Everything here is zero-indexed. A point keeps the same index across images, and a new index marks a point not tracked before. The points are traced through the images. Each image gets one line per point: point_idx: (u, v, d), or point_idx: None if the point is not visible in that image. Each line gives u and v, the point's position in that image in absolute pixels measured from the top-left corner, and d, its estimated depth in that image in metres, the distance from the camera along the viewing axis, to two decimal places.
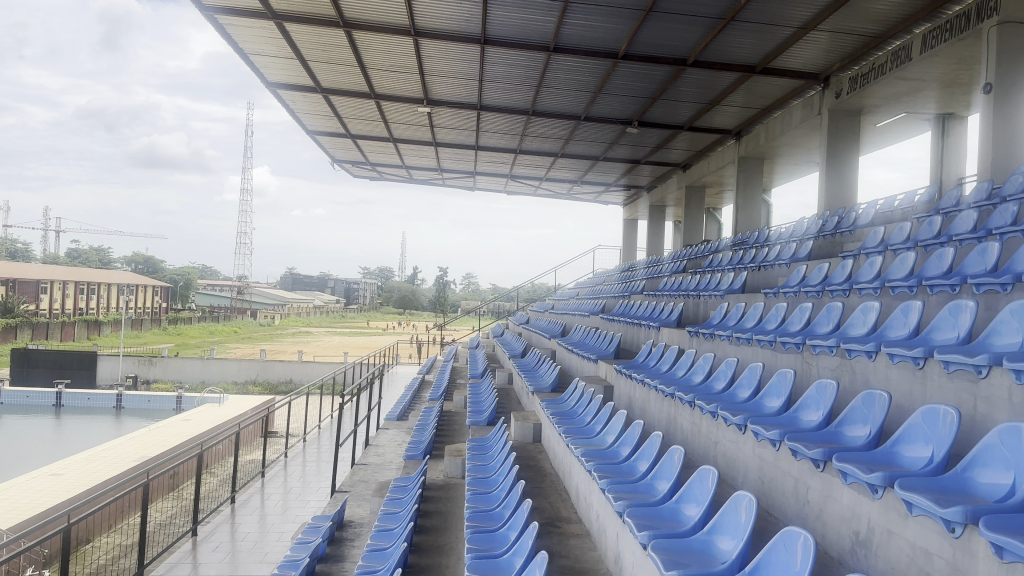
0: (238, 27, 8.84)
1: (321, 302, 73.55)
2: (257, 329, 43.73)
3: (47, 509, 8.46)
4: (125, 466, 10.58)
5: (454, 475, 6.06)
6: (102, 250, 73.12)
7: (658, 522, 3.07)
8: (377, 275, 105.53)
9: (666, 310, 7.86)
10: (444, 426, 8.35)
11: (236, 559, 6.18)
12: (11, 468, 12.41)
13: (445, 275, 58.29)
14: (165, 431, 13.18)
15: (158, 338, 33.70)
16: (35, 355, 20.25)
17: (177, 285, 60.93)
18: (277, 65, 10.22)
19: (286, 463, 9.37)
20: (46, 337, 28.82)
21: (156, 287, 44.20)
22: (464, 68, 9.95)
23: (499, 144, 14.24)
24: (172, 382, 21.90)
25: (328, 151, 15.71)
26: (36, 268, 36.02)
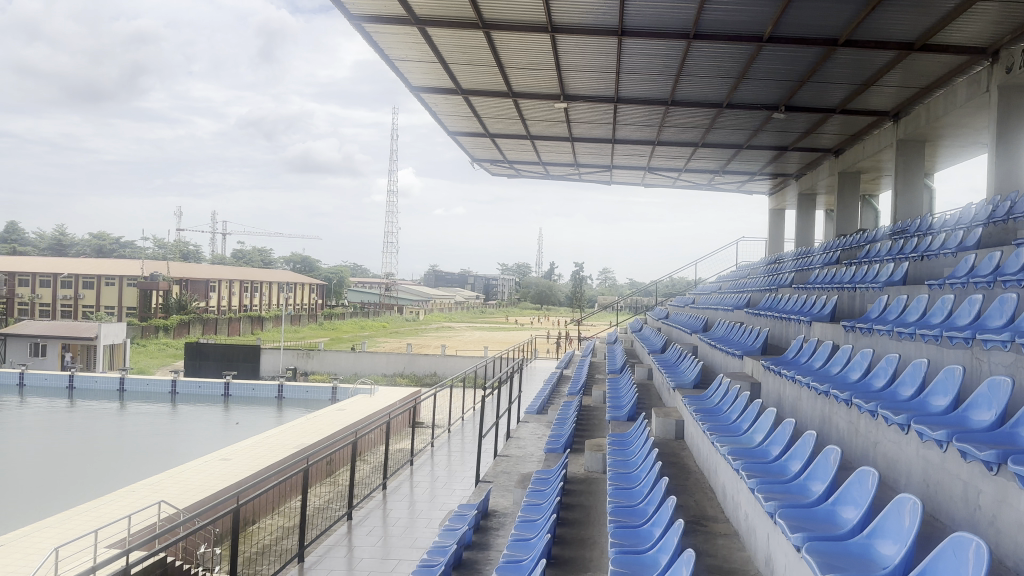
0: (383, 34, 9.26)
1: (462, 298, 75.72)
2: (403, 323, 45.65)
3: (218, 491, 9.26)
4: (285, 452, 11.39)
5: (595, 470, 6.08)
6: (263, 251, 78.97)
7: (812, 524, 2.95)
8: (515, 272, 107.36)
9: (816, 304, 7.48)
10: (584, 420, 8.38)
11: (388, 543, 6.49)
12: (187, 453, 13.68)
13: (583, 270, 58.36)
14: (320, 421, 14.05)
15: (314, 333, 35.99)
16: (206, 348, 22.18)
17: (330, 283, 64.73)
18: (419, 70, 10.62)
19: (432, 453, 9.76)
20: (215, 332, 31.51)
21: (312, 285, 47.13)
22: (601, 60, 9.90)
23: (636, 137, 14.04)
24: (327, 374, 23.26)
25: (468, 151, 16.14)
26: (206, 268, 39.32)
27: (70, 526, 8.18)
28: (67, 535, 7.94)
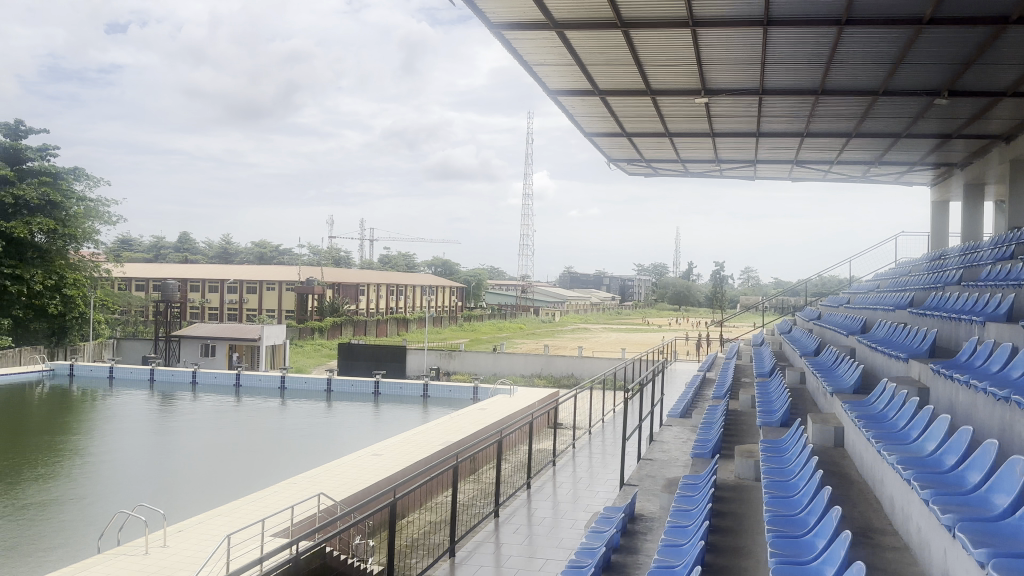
0: (522, 40, 9.39)
1: (599, 299, 75.43)
2: (541, 325, 46.07)
3: (371, 485, 9.73)
4: (432, 449, 11.79)
5: (746, 477, 5.87)
6: (407, 255, 82.27)
7: (998, 540, 2.69)
8: (652, 272, 105.67)
9: (992, 301, 6.84)
10: (731, 425, 8.11)
11: (535, 542, 6.56)
12: (342, 448, 14.49)
13: (723, 270, 56.53)
14: (464, 419, 14.43)
15: (455, 334, 37.07)
16: (357, 349, 23.39)
17: (469, 286, 66.46)
18: (557, 73, 10.69)
19: (574, 454, 9.78)
20: (365, 334, 33.16)
21: (452, 288, 48.56)
22: (744, 52, 9.56)
23: (782, 130, 13.46)
24: (468, 374, 23.85)
25: (605, 151, 16.06)
26: (356, 272, 41.45)
27: (240, 514, 8.85)
28: (238, 522, 8.60)
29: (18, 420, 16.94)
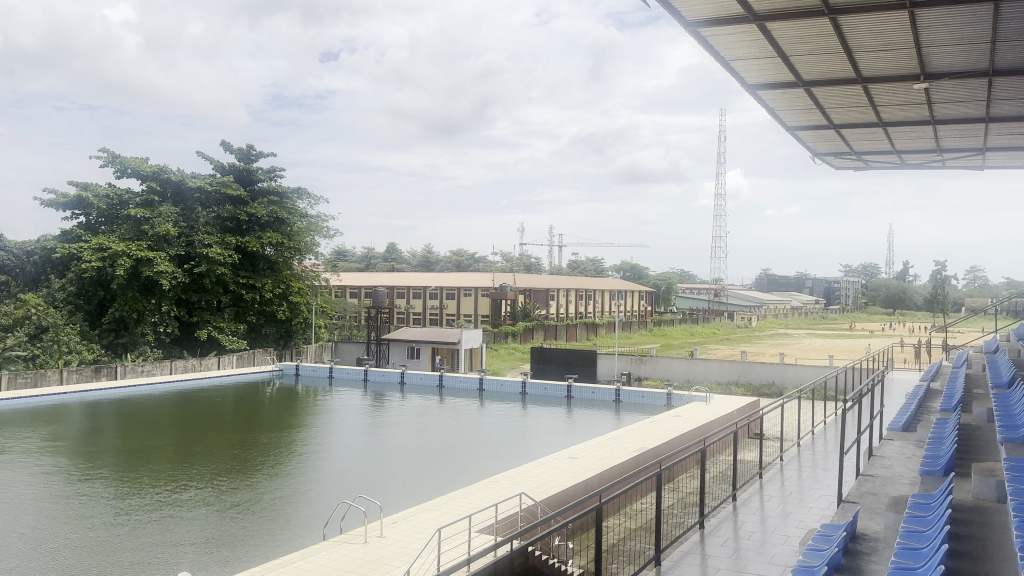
0: (720, 36, 9.13)
1: (798, 303, 71.21)
2: (736, 330, 44.31)
3: (571, 489, 9.87)
4: (629, 455, 11.75)
5: (987, 498, 5.28)
6: (596, 260, 82.64)
7: None
8: (859, 274, 98.03)
9: None
10: (965, 440, 7.33)
11: (743, 557, 6.32)
12: (540, 450, 14.85)
13: (944, 270, 51.18)
14: (660, 426, 14.24)
15: (646, 339, 36.67)
16: (550, 353, 23.87)
17: (660, 290, 65.45)
18: (757, 68, 10.27)
19: (782, 467, 9.31)
20: (556, 338, 33.78)
21: (642, 292, 48.09)
22: (972, 31, 8.63)
23: (1018, 113, 11.98)
24: (661, 380, 23.46)
25: (809, 147, 15.17)
26: (547, 278, 42.30)
27: (448, 509, 9.35)
28: (446, 518, 9.10)
29: (256, 415, 19.09)
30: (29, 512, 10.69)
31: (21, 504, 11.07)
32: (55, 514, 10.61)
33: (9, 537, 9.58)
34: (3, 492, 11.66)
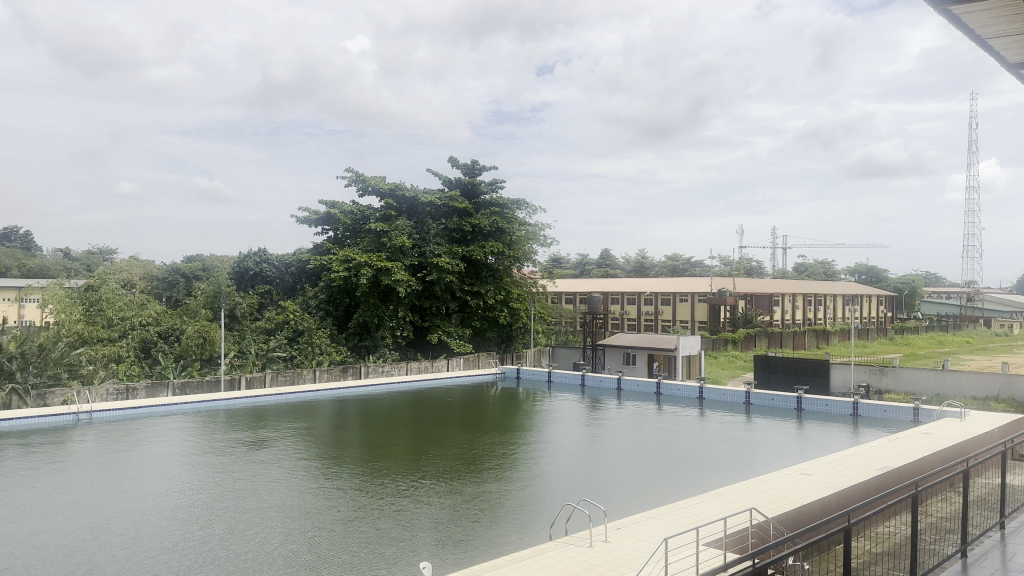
0: (974, 13, 8.10)
1: None
2: (996, 338, 39.09)
3: (814, 506, 9.19)
4: (873, 473, 10.76)
5: None
6: (825, 263, 77.12)
7: None
8: None
9: None
10: None
11: None
12: (768, 464, 14.12)
13: None
14: (906, 443, 12.93)
15: (885, 348, 33.52)
16: (775, 362, 22.68)
17: (901, 294, 59.57)
18: (1020, 44, 8.99)
19: None
20: (781, 346, 32.01)
21: (879, 297, 44.07)
22: None
23: None
24: (905, 394, 21.27)
25: None
26: (770, 282, 40.20)
27: (672, 519, 9.17)
28: (671, 528, 8.91)
29: (481, 416, 20.07)
30: (292, 498, 12.02)
31: (285, 491, 12.49)
32: (312, 501, 11.85)
33: (277, 520, 10.84)
34: (271, 479, 13.27)
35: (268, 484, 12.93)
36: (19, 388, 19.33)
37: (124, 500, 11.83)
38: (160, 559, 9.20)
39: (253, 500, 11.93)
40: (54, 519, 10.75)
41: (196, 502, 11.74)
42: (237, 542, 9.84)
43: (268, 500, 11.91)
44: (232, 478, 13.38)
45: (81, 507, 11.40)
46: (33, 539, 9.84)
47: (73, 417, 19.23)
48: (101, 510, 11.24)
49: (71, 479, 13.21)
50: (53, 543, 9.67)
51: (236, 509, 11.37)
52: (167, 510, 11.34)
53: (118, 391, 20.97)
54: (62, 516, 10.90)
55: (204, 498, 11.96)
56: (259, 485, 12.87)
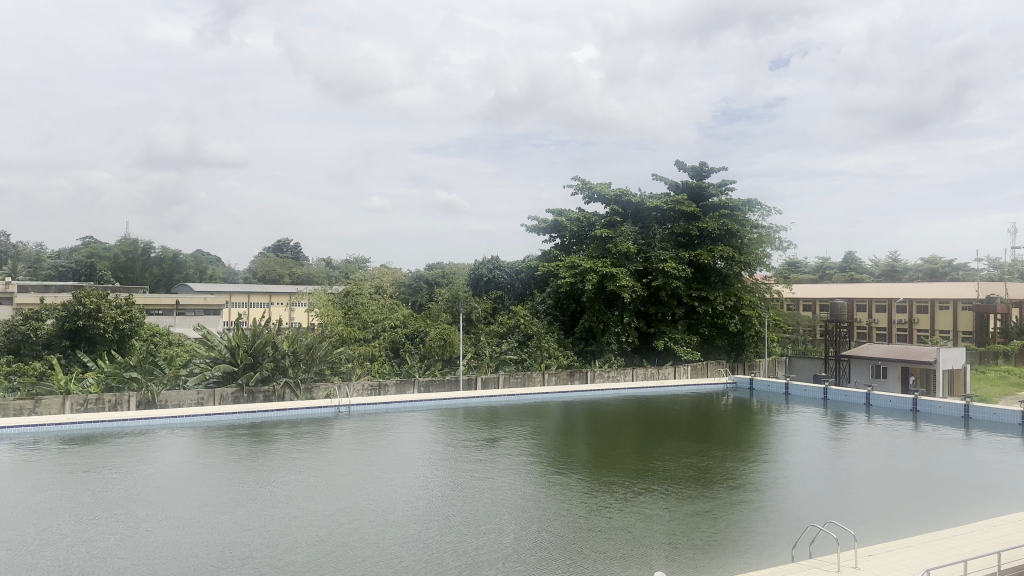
0: None
1: None
2: None
3: None
4: None
5: None
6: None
7: None
8: None
9: None
10: None
11: None
12: None
13: None
14: None
15: None
16: None
17: None
18: None
19: None
20: None
21: None
22: None
23: None
24: None
25: None
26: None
27: (935, 550, 8.27)
28: (933, 560, 8.02)
29: (710, 426, 19.55)
30: (523, 498, 12.54)
31: (516, 489, 13.06)
32: (542, 502, 12.27)
33: (509, 517, 11.38)
34: (506, 477, 13.96)
35: (504, 482, 13.62)
36: (292, 382, 22.25)
37: (376, 489, 13.06)
38: (408, 545, 10.06)
39: (491, 496, 12.63)
40: (319, 502, 12.15)
41: (436, 495, 12.65)
42: (474, 535, 10.49)
43: (504, 497, 12.54)
44: (468, 474, 14.25)
45: (340, 493, 12.77)
46: (304, 518, 11.20)
47: (334, 409, 21.60)
48: (356, 497, 12.52)
49: (337, 465, 14.88)
50: (319, 523, 10.94)
51: (472, 504, 12.11)
52: (411, 500, 12.35)
53: (371, 388, 23.04)
54: (325, 500, 12.29)
55: (443, 492, 12.85)
56: (495, 482, 13.61)
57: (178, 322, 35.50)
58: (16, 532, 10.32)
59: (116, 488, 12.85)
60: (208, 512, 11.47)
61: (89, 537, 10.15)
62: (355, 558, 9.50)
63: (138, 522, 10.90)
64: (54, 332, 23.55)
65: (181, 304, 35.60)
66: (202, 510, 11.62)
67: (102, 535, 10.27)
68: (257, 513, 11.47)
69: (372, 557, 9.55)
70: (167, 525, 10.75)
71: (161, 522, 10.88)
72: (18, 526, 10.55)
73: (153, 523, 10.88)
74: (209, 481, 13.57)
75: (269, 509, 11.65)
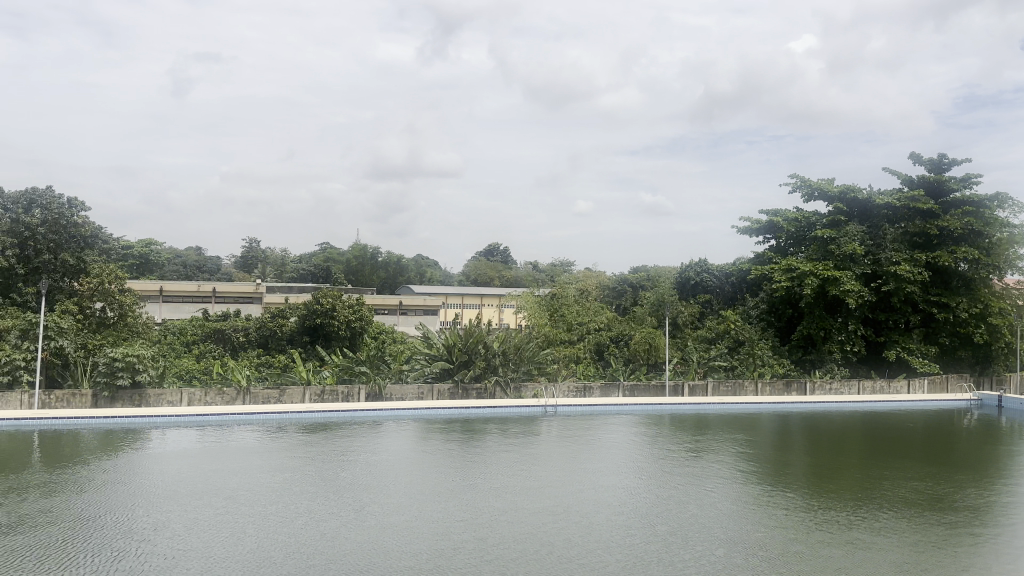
0: None
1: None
2: None
3: None
4: None
5: None
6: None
7: None
8: None
9: None
10: None
11: None
12: None
13: None
14: None
15: None
16: None
17: None
18: None
19: None
20: None
21: None
22: None
23: None
24: None
25: None
26: None
27: None
28: None
29: (950, 446, 17.47)
30: (734, 511, 11.96)
31: (725, 502, 12.48)
32: (753, 517, 11.62)
33: (718, 531, 10.90)
34: (714, 489, 13.39)
35: (712, 493, 13.09)
36: (502, 381, 23.11)
37: (580, 491, 13.11)
38: (612, 550, 9.98)
39: (698, 507, 12.17)
40: (526, 500, 12.41)
41: (641, 502, 12.43)
42: (679, 547, 10.17)
43: (713, 509, 12.04)
44: (674, 483, 13.85)
45: (545, 492, 12.96)
46: (510, 514, 11.50)
47: (542, 409, 21.94)
48: (560, 497, 12.63)
49: (544, 465, 15.17)
50: (525, 520, 11.17)
51: (678, 514, 11.75)
52: (615, 505, 12.24)
53: (577, 389, 23.68)
54: (531, 498, 12.53)
55: (647, 500, 12.60)
56: (702, 493, 13.13)
57: (400, 321, 38.24)
58: (261, 507, 11.59)
59: (347, 474, 14.04)
60: (422, 502, 12.15)
61: (321, 517, 11.15)
62: (559, 558, 9.59)
63: (363, 506, 11.80)
64: (296, 328, 26.13)
65: (403, 304, 38.28)
66: (417, 500, 12.33)
67: (331, 515, 11.24)
68: (467, 506, 11.94)
69: (576, 558, 9.59)
70: (387, 512, 11.53)
71: (381, 509, 11.70)
72: (263, 502, 11.85)
73: (375, 508, 11.72)
74: (428, 471, 14.41)
75: (478, 504, 12.10)
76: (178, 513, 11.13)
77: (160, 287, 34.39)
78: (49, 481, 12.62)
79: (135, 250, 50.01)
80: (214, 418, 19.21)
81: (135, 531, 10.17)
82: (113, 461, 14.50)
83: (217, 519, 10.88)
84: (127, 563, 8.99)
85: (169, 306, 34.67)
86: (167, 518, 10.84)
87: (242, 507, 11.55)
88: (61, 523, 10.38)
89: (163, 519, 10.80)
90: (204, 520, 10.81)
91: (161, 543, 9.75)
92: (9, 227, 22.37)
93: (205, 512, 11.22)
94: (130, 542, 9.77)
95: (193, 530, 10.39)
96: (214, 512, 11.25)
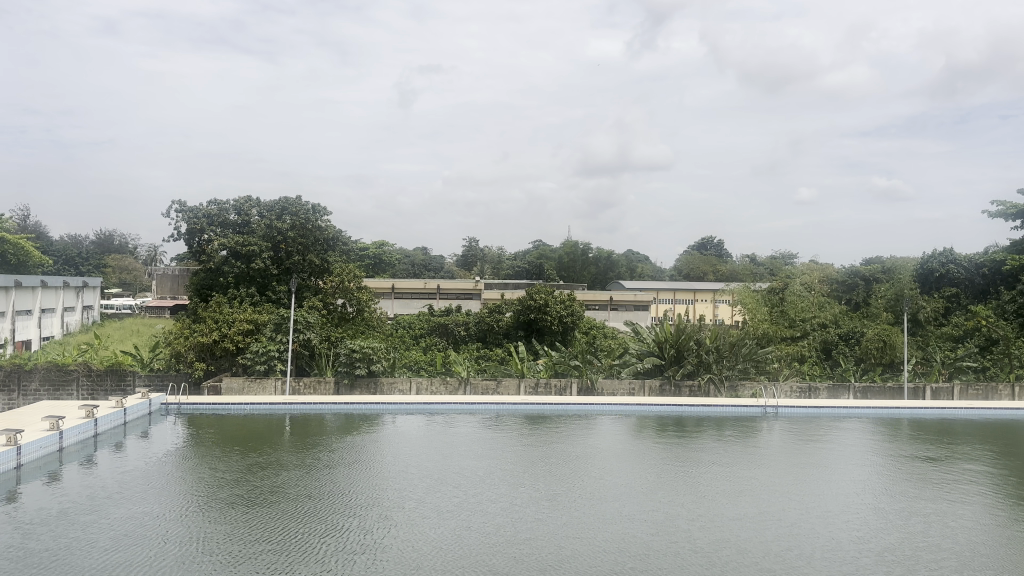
0: None
1: None
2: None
3: None
4: None
5: None
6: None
7: None
8: None
9: None
10: None
11: None
12: None
13: None
14: None
15: None
16: None
17: None
18: None
19: None
20: None
21: None
22: None
23: None
24: None
25: None
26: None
27: None
28: None
29: None
30: (970, 531, 10.57)
31: (959, 520, 11.07)
32: (991, 540, 10.19)
33: (945, 551, 9.73)
34: (946, 504, 11.93)
35: (944, 508, 11.67)
36: (716, 378, 22.32)
37: (788, 499, 12.30)
38: (814, 564, 9.25)
39: (922, 523, 10.91)
40: (726, 503, 11.90)
41: (859, 515, 11.39)
42: (897, 566, 9.19)
43: (939, 527, 10.73)
44: (900, 495, 12.54)
45: (747, 497, 12.32)
46: (708, 518, 11.07)
47: (762, 409, 20.81)
48: (763, 503, 11.96)
49: (755, 467, 14.46)
50: (721, 525, 10.71)
51: (900, 529, 10.63)
52: (826, 516, 11.33)
53: (802, 390, 22.23)
54: (733, 502, 11.98)
55: (865, 512, 11.51)
56: (930, 507, 11.74)
57: (611, 317, 38.29)
58: (462, 492, 12.23)
59: (555, 464, 14.41)
60: (617, 498, 12.07)
61: (519, 505, 11.55)
62: (754, 567, 9.06)
63: (557, 497, 12.00)
64: (511, 323, 27.22)
65: (614, 300, 38.23)
66: (615, 494, 12.33)
67: (527, 504, 11.58)
68: (662, 505, 11.70)
69: (777, 570, 9.01)
70: (580, 505, 11.62)
71: (576, 502, 11.81)
72: (464, 488, 12.46)
73: (570, 501, 11.86)
74: (632, 467, 14.34)
75: (674, 504, 11.80)
76: (388, 494, 12.04)
77: (391, 284, 37.27)
78: (290, 459, 14.28)
79: (370, 251, 54.70)
80: (438, 407, 20.37)
81: (350, 508, 11.16)
82: (352, 441, 16.14)
83: (421, 501, 11.62)
84: (338, 537, 9.89)
85: (399, 302, 37.50)
86: (378, 497, 11.79)
87: (445, 491, 12.24)
88: (291, 497, 11.66)
89: (374, 498, 11.73)
90: (409, 501, 11.60)
91: (369, 520, 10.61)
92: (265, 231, 25.04)
93: (412, 494, 12.03)
94: (346, 517, 10.77)
95: (403, 508, 11.22)
96: (419, 494, 12.03)
